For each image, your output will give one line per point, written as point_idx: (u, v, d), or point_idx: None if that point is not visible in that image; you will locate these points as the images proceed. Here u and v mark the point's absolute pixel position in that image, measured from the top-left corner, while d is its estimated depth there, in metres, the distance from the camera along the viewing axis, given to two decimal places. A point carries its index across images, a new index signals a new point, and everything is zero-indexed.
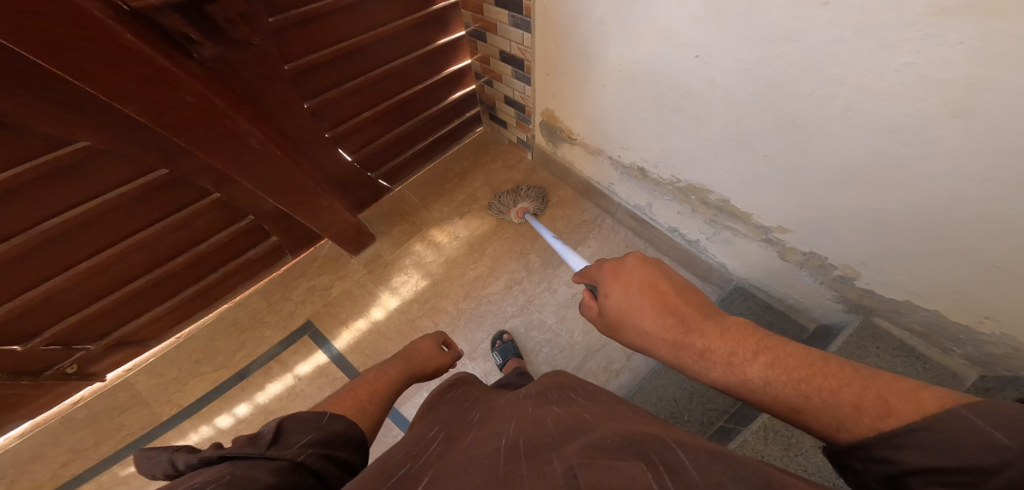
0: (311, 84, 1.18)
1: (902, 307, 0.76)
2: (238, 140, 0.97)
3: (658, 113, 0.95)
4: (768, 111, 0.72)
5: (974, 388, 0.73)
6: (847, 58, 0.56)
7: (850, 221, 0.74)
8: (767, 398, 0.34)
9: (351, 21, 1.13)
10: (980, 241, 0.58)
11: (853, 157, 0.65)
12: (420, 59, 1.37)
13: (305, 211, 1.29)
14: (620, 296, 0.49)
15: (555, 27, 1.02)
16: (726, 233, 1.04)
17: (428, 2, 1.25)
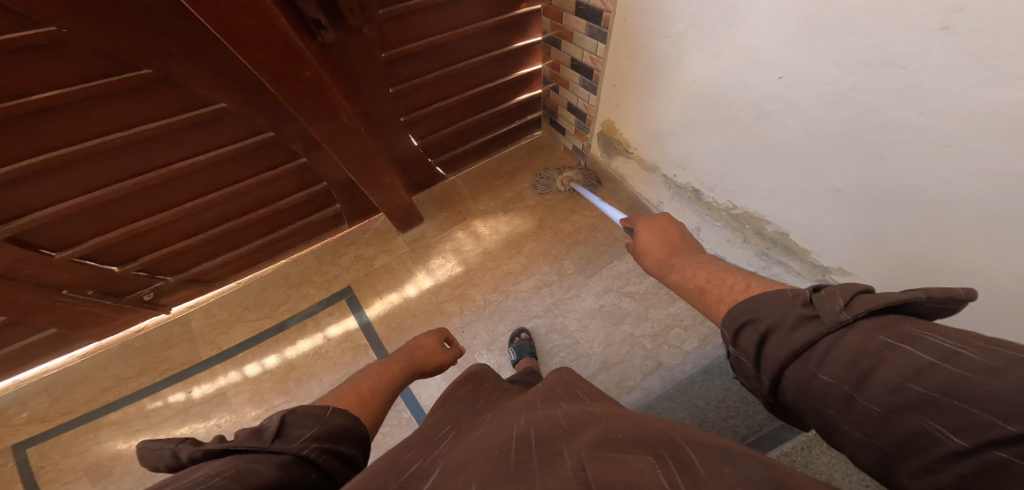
0: (397, 71, 1.28)
1: None
2: (330, 112, 1.04)
3: (724, 132, 0.93)
4: (849, 142, 0.69)
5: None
6: (958, 91, 0.53)
7: (927, 270, 0.69)
8: (697, 289, 0.48)
9: (444, 18, 1.22)
10: None
11: (944, 200, 0.61)
12: (495, 59, 1.45)
13: (369, 185, 1.38)
14: (645, 233, 0.61)
15: (632, 40, 1.04)
16: (778, 267, 1.00)
17: (512, 6, 1.32)
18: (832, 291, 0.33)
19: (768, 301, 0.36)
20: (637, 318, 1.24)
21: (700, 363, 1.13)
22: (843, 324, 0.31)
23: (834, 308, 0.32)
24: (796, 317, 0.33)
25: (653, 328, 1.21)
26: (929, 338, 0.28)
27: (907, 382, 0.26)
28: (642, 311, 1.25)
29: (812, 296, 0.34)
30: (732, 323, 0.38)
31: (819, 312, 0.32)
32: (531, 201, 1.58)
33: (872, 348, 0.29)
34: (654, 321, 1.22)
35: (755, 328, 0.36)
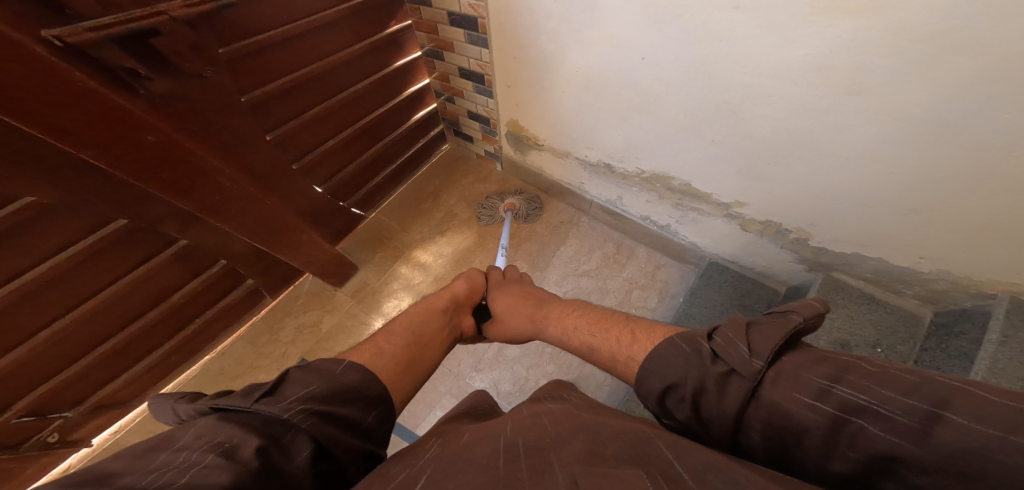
0: (269, 114, 1.12)
1: (855, 259, 0.87)
2: (206, 178, 0.96)
3: (615, 113, 1.04)
4: (713, 103, 0.82)
5: (932, 323, 0.84)
6: (761, 54, 0.69)
7: (791, 188, 0.85)
8: (575, 338, 0.65)
9: (308, 50, 1.13)
10: (905, 190, 0.70)
11: (783, 133, 0.77)
12: (376, 84, 1.38)
13: (285, 245, 1.29)
14: (508, 302, 0.82)
15: (511, 40, 1.08)
16: (693, 213, 1.12)
17: (381, 26, 1.28)
18: (728, 340, 0.38)
19: (670, 359, 0.43)
20: (600, 293, 1.31)
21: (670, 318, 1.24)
22: (757, 375, 0.35)
23: (743, 358, 0.36)
24: (711, 376, 0.37)
25: (618, 297, 1.29)
26: (842, 389, 0.31)
27: (849, 450, 0.29)
28: (601, 285, 1.32)
29: (716, 348, 0.39)
30: (654, 390, 0.43)
31: (734, 368, 0.36)
32: (465, 215, 1.58)
33: (794, 409, 0.31)
34: (614, 290, 1.30)
35: (677, 391, 0.41)
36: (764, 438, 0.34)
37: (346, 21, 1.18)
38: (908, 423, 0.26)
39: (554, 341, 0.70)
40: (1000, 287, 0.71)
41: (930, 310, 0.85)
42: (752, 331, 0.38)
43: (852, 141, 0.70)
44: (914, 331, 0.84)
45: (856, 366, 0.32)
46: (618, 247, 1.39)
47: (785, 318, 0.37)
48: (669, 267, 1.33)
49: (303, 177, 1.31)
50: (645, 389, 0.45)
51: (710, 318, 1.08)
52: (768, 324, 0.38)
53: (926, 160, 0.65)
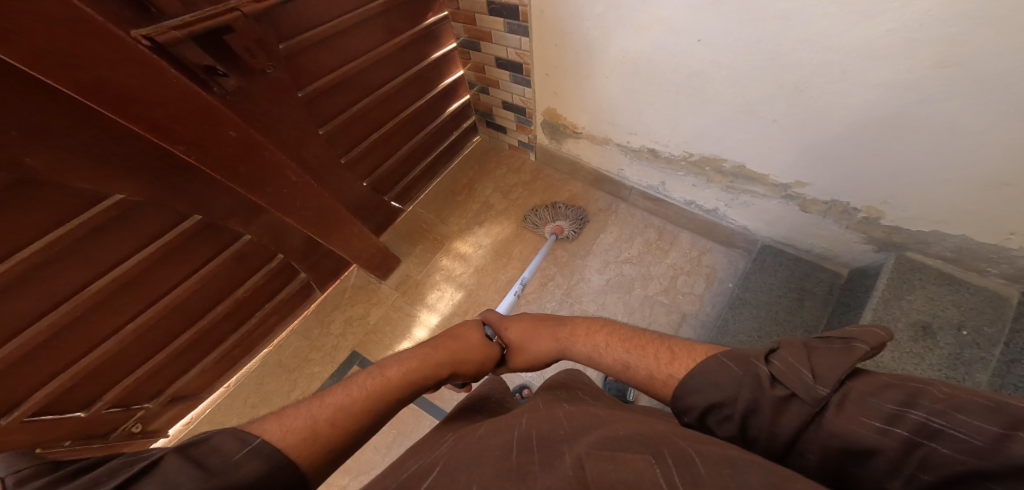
0: (318, 111, 1.16)
1: (931, 238, 0.84)
2: (275, 172, 1.01)
3: (664, 98, 1.02)
4: (771, 82, 0.80)
5: (1022, 302, 0.78)
6: (837, 30, 0.66)
7: (859, 167, 0.82)
8: (610, 356, 0.55)
9: (352, 43, 1.14)
10: (1000, 163, 0.66)
11: (861, 112, 0.74)
12: (413, 78, 1.40)
13: (338, 239, 1.33)
14: (522, 331, 0.72)
15: (554, 29, 1.08)
16: (745, 196, 1.09)
17: (419, 17, 1.28)
18: (786, 363, 0.35)
19: (714, 377, 0.39)
20: (644, 280, 1.30)
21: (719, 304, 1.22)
22: (820, 402, 0.32)
23: (804, 383, 0.33)
24: (767, 399, 0.35)
25: (663, 283, 1.28)
26: (913, 411, 0.29)
27: (920, 472, 0.27)
28: (645, 273, 1.31)
29: (772, 370, 0.36)
30: (697, 409, 0.40)
31: (794, 393, 0.33)
32: (501, 206, 1.60)
33: (863, 433, 0.30)
34: (659, 276, 1.30)
35: (724, 410, 0.38)
36: (823, 460, 0.32)
37: (385, 17, 1.18)
38: (983, 446, 0.25)
39: (583, 359, 0.60)
40: None
41: (1018, 289, 0.80)
42: (809, 355, 0.35)
43: (938, 116, 0.67)
44: (1002, 312, 0.79)
45: (928, 390, 0.30)
46: (660, 233, 1.38)
47: (849, 348, 0.33)
48: (715, 252, 1.30)
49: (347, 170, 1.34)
50: (685, 406, 0.42)
51: (766, 303, 1.06)
52: (829, 350, 0.35)
53: (1021, 130, 0.61)
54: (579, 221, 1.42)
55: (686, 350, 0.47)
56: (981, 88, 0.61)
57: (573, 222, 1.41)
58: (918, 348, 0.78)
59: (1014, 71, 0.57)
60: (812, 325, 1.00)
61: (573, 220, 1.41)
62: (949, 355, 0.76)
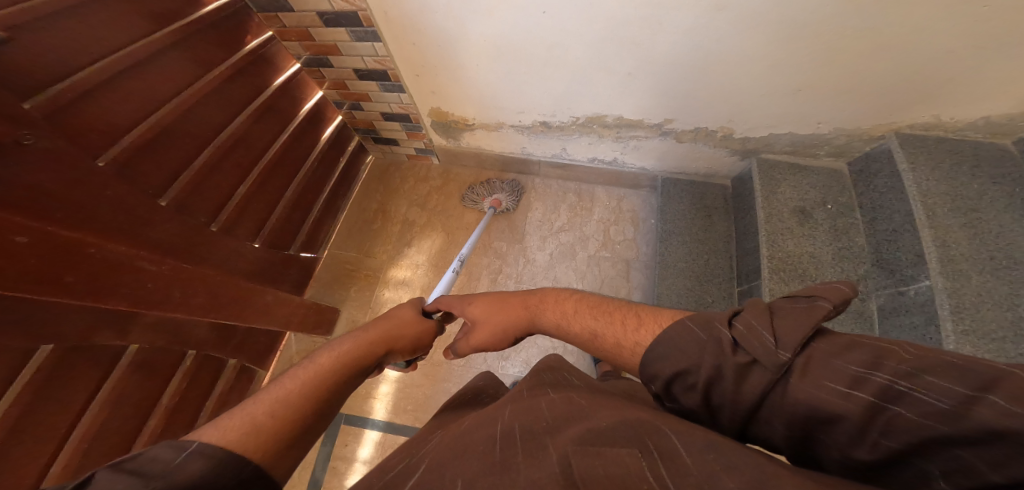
0: (145, 178, 0.82)
1: (772, 139, 1.03)
2: (121, 269, 0.71)
3: (536, 73, 1.05)
4: (613, 40, 0.88)
5: (850, 172, 1.03)
6: None
7: (705, 97, 0.96)
8: (583, 327, 0.55)
9: (161, 83, 0.86)
10: (802, 72, 0.82)
11: (688, 52, 0.86)
12: (262, 110, 1.14)
13: (256, 314, 1.05)
14: (478, 303, 0.69)
15: (405, 28, 1.01)
16: (633, 142, 1.21)
17: (239, 41, 1.06)
18: (749, 327, 0.36)
19: (679, 343, 0.40)
20: (582, 242, 1.39)
21: (650, 241, 1.37)
22: (783, 366, 0.33)
23: (767, 349, 0.34)
24: (731, 364, 0.36)
25: (598, 239, 1.39)
26: (874, 374, 0.29)
27: (882, 438, 0.28)
28: (580, 235, 1.40)
29: (734, 334, 0.37)
30: (664, 377, 0.41)
31: (757, 358, 0.34)
32: (422, 219, 1.54)
33: (827, 397, 0.30)
34: (593, 234, 1.40)
35: (688, 378, 0.39)
36: (790, 428, 0.33)
37: (183, 45, 0.91)
38: (944, 407, 0.26)
39: (552, 329, 0.61)
40: (884, 129, 0.91)
41: (843, 162, 1.04)
42: (775, 319, 0.36)
43: (734, 49, 0.82)
44: (842, 182, 1.03)
45: (898, 351, 0.30)
46: (579, 195, 1.47)
47: (814, 307, 0.34)
48: (629, 197, 1.44)
49: (229, 238, 1.04)
50: (652, 375, 0.43)
51: (686, 229, 1.22)
52: (792, 311, 0.36)
53: (806, 45, 0.77)
54: (517, 193, 1.44)
55: (651, 313, 0.49)
56: (754, 21, 0.75)
57: (511, 194, 1.44)
58: (807, 231, 0.98)
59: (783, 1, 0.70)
60: (726, 236, 1.20)
61: (512, 194, 1.43)
62: (830, 227, 0.98)
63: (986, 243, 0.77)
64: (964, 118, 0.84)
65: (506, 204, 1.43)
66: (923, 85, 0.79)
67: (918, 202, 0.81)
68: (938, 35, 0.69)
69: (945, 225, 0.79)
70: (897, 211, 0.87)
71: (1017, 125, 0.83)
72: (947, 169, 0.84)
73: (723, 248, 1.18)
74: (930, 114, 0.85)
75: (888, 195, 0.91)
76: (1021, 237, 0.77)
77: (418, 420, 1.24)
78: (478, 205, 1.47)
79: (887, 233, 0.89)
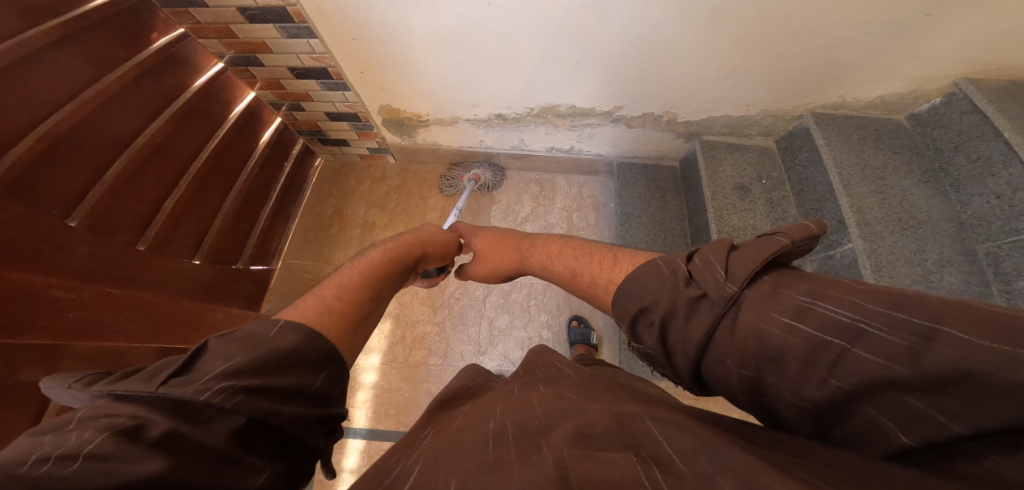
0: (52, 198, 0.73)
1: (711, 121, 1.10)
2: (29, 299, 0.64)
3: (484, 63, 1.03)
4: (559, 30, 0.89)
5: (778, 148, 1.12)
6: None
7: (649, 84, 1.00)
8: (559, 262, 0.66)
9: (58, 88, 0.75)
10: (730, 58, 0.89)
11: (630, 41, 0.89)
12: (183, 113, 1.04)
13: (201, 333, 0.99)
14: (488, 247, 0.83)
15: (341, 23, 0.96)
16: (587, 130, 1.24)
17: (148, 39, 0.96)
18: (706, 261, 0.39)
19: (645, 279, 0.44)
20: (547, 231, 1.42)
21: (612, 225, 1.42)
22: (729, 299, 0.36)
23: (717, 282, 0.37)
24: (683, 299, 0.39)
25: (563, 227, 1.42)
26: (823, 306, 0.31)
27: (831, 376, 0.29)
28: (545, 224, 1.43)
29: (690, 270, 0.40)
30: (629, 313, 0.45)
31: (706, 292, 0.37)
32: (383, 221, 1.50)
33: (773, 331, 0.32)
34: (557, 223, 1.43)
35: (650, 315, 0.43)
36: (742, 366, 0.34)
37: (77, 42, 0.80)
38: (902, 343, 0.26)
39: (539, 268, 0.71)
40: (801, 110, 1.00)
41: (771, 139, 1.13)
42: (732, 254, 0.39)
43: (672, 37, 0.85)
44: (772, 158, 1.12)
45: (850, 289, 0.32)
46: (540, 185, 1.49)
47: (772, 241, 0.37)
48: (589, 183, 1.48)
49: (162, 256, 0.96)
50: (621, 313, 0.46)
51: (643, 212, 1.28)
52: (750, 247, 0.38)
53: (734, 32, 0.82)
54: (497, 172, 1.44)
55: (626, 255, 0.54)
56: (686, 10, 0.79)
57: (491, 172, 1.43)
58: (748, 205, 1.06)
59: None
60: (680, 215, 1.27)
61: (491, 172, 1.43)
62: (766, 201, 1.07)
63: (894, 207, 0.87)
64: (864, 98, 0.95)
65: (488, 180, 1.43)
66: (835, 68, 0.87)
67: (835, 174, 0.91)
68: (839, 26, 0.77)
69: (859, 192, 0.88)
70: (820, 182, 0.96)
71: (906, 104, 0.95)
72: (857, 142, 0.94)
73: (677, 227, 1.25)
74: (836, 95, 0.95)
75: (811, 168, 1.00)
76: (919, 200, 0.88)
77: (401, 424, 1.23)
78: (455, 184, 1.48)
79: (813, 202, 0.99)
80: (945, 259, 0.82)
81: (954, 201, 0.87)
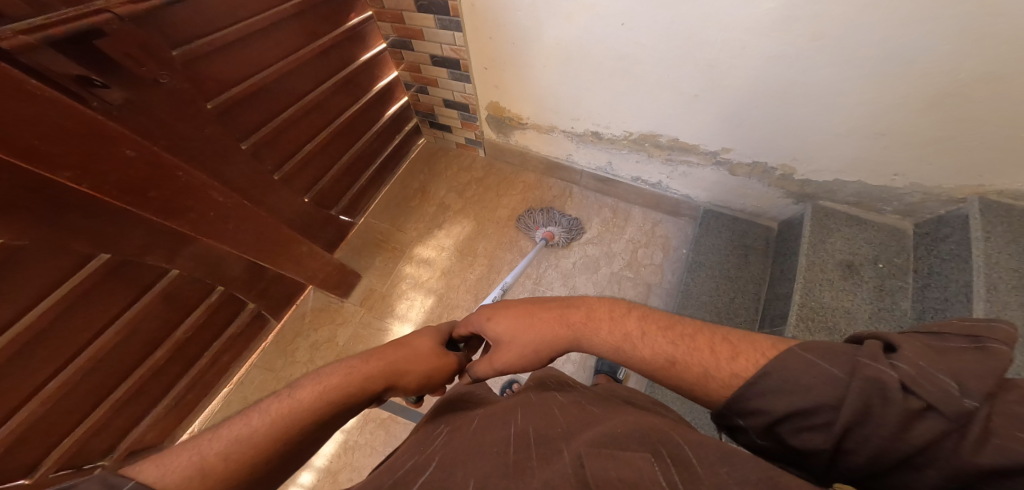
0: (237, 123, 0.93)
1: (835, 186, 0.99)
2: (196, 194, 0.80)
3: (602, 82, 1.06)
4: (686, 58, 0.89)
5: (916, 232, 0.95)
6: (730, 7, 0.76)
7: (770, 129, 0.94)
8: (648, 348, 0.44)
9: (274, 45, 0.96)
10: (874, 118, 0.81)
11: (763, 81, 0.85)
12: (343, 82, 1.23)
13: (287, 262, 1.11)
14: (498, 322, 0.55)
15: (486, 23, 1.08)
16: (682, 167, 1.19)
17: (345, 17, 1.16)
18: (918, 366, 0.30)
19: (803, 378, 0.33)
20: (607, 258, 1.37)
21: (677, 270, 1.33)
22: (965, 416, 0.28)
23: (950, 394, 0.29)
24: (897, 410, 0.30)
25: (625, 259, 1.37)
26: None
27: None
28: (607, 251, 1.39)
29: (898, 375, 0.30)
30: (782, 414, 0.34)
31: (932, 404, 0.29)
32: (458, 206, 1.57)
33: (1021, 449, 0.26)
34: (620, 253, 1.38)
35: (816, 417, 0.33)
36: (953, 479, 0.28)
37: (304, 16, 1.03)
38: None
39: (606, 347, 0.47)
40: (969, 191, 0.84)
41: (910, 222, 0.97)
42: (942, 359, 0.31)
43: (817, 81, 0.80)
44: (902, 243, 0.96)
45: None
46: (614, 211, 1.46)
47: (990, 349, 0.30)
48: (665, 223, 1.41)
49: (286, 187, 1.12)
50: (756, 407, 0.36)
51: (716, 261, 1.18)
52: (963, 353, 0.31)
53: (897, 83, 0.74)
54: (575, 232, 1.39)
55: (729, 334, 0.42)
56: (846, 56, 0.74)
57: (566, 231, 1.38)
58: (850, 286, 0.92)
59: (875, 39, 0.70)
60: (759, 279, 1.14)
61: (569, 230, 1.39)
62: (876, 287, 0.91)
63: None
64: None
65: (560, 240, 1.38)
66: (1014, 158, 0.75)
67: (980, 273, 0.74)
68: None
69: (1005, 299, 0.71)
70: (955, 280, 0.80)
71: None
72: None
73: (751, 287, 1.12)
74: (1022, 183, 0.77)
75: (950, 262, 0.83)
76: None
77: (408, 397, 1.25)
78: (529, 231, 1.43)
79: (937, 300, 0.82)
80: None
81: None
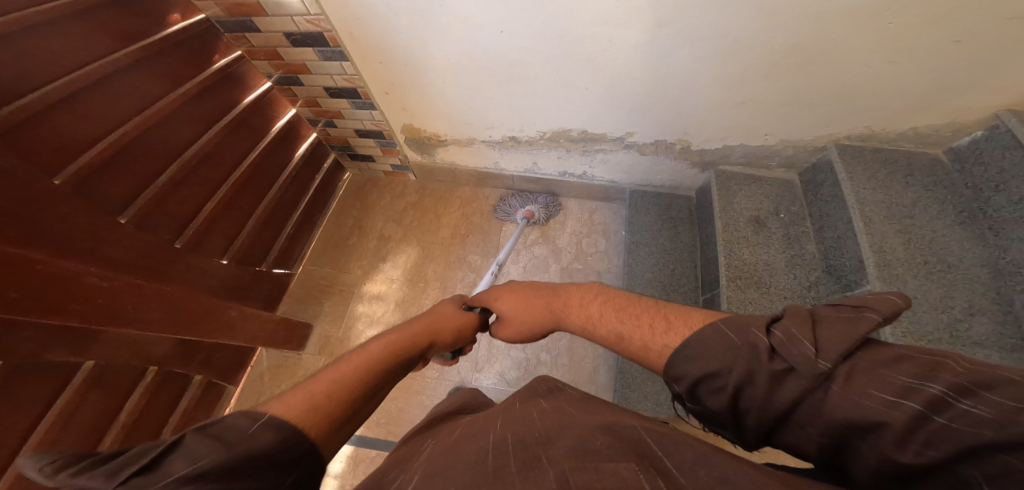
0: (109, 197, 0.84)
1: (728, 151, 1.07)
2: (69, 284, 0.71)
3: (501, 89, 1.08)
4: (570, 57, 0.92)
5: (801, 182, 1.07)
6: (586, 5, 0.79)
7: (657, 109, 1.00)
8: (603, 323, 0.55)
9: (123, 103, 0.88)
10: (730, 88, 0.88)
11: (639, 68, 0.90)
12: (230, 128, 1.15)
13: (217, 330, 1.02)
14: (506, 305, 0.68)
15: (369, 47, 1.04)
16: (598, 155, 1.24)
17: (208, 62, 1.08)
18: (789, 335, 0.35)
19: (710, 345, 0.39)
20: (556, 255, 1.40)
21: (621, 253, 1.39)
22: (822, 376, 0.32)
23: (806, 357, 0.33)
24: (764, 371, 0.35)
25: (571, 252, 1.40)
26: (927, 386, 0.28)
27: (926, 448, 0.27)
28: (553, 247, 1.42)
29: (771, 342, 0.36)
30: (689, 377, 0.40)
31: (792, 366, 0.33)
32: (399, 234, 1.54)
33: (866, 405, 0.29)
34: (566, 247, 1.41)
35: (717, 380, 0.38)
36: (825, 434, 0.32)
37: (150, 65, 0.94)
38: (994, 417, 0.25)
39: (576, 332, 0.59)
40: (824, 140, 0.95)
41: (793, 173, 1.08)
42: (817, 328, 0.34)
43: (680, 64, 0.86)
44: (793, 193, 1.06)
45: (942, 364, 0.30)
46: None
47: (861, 317, 0.33)
48: (601, 209, 1.47)
49: (194, 254, 1.04)
50: (676, 375, 0.42)
51: (651, 236, 1.25)
52: (837, 320, 0.34)
53: (742, 59, 0.81)
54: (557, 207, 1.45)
55: (680, 316, 0.46)
56: (694, 39, 0.80)
57: (545, 207, 1.43)
58: (762, 239, 1.01)
59: (714, 21, 0.75)
60: (691, 245, 1.23)
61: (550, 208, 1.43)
62: (784, 236, 1.01)
63: (920, 248, 0.80)
64: (894, 129, 0.88)
65: (542, 215, 1.42)
66: (853, 106, 0.85)
67: (857, 210, 0.85)
68: (863, 49, 0.73)
69: (881, 231, 0.82)
70: (839, 218, 0.90)
71: (942, 136, 0.87)
72: (884, 178, 0.88)
73: (686, 255, 1.21)
74: (862, 126, 0.89)
75: (832, 205, 0.94)
76: (949, 242, 0.81)
77: (390, 434, 1.21)
78: (508, 216, 1.47)
79: (832, 240, 0.92)
80: (975, 306, 0.74)
81: (992, 245, 0.79)
